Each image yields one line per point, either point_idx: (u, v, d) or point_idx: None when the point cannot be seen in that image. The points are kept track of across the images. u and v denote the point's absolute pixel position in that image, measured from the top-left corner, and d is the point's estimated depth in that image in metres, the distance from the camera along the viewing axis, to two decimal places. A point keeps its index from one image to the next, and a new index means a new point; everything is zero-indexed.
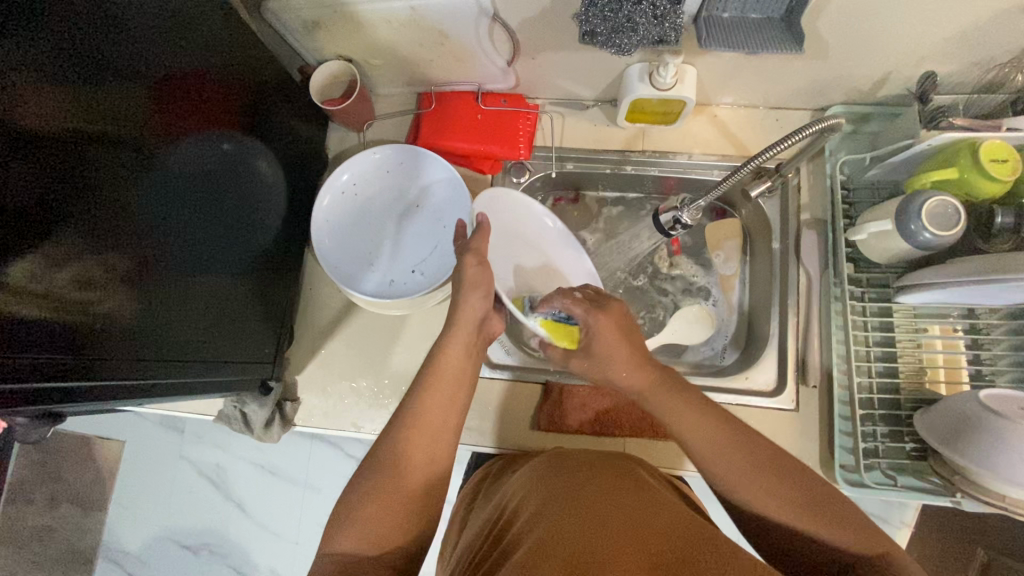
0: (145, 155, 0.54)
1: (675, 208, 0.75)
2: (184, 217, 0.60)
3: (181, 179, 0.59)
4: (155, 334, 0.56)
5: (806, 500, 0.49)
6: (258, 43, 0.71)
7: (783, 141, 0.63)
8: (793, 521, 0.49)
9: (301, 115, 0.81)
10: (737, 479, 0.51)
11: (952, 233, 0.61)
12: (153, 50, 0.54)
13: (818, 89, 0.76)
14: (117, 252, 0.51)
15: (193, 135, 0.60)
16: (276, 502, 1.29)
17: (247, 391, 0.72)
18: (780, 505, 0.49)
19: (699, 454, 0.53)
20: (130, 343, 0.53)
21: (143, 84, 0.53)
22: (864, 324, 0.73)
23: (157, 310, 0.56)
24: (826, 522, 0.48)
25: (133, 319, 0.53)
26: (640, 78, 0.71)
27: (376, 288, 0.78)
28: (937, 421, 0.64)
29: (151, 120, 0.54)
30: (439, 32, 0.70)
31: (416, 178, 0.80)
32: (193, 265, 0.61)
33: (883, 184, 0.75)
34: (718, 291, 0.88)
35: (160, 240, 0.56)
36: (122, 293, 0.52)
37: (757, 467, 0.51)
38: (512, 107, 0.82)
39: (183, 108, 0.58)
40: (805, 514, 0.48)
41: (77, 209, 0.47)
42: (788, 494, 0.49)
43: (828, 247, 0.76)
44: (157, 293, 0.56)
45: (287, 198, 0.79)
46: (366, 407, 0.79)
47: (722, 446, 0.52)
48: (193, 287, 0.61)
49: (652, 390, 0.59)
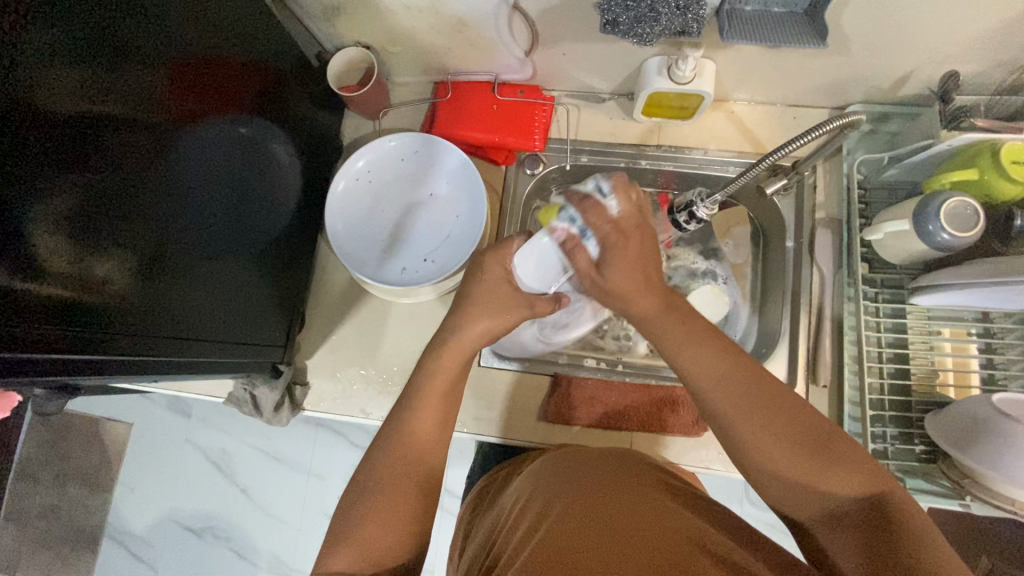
0: (162, 136, 0.54)
1: (692, 203, 0.74)
2: (200, 199, 0.60)
3: (197, 161, 0.59)
4: (170, 313, 0.57)
5: (800, 441, 0.46)
6: (277, 26, 0.71)
7: (801, 137, 0.63)
8: (811, 482, 0.45)
9: (317, 101, 0.81)
10: (747, 423, 0.48)
11: (970, 235, 0.61)
12: (169, 31, 0.54)
13: (838, 86, 0.75)
14: (131, 231, 0.51)
15: (211, 117, 0.61)
16: (280, 488, 1.30)
17: (259, 373, 0.73)
18: (796, 461, 0.46)
19: (702, 392, 0.51)
20: (145, 322, 0.54)
21: (159, 64, 0.53)
22: (876, 325, 0.72)
23: (172, 290, 0.57)
24: (831, 471, 0.45)
25: (146, 298, 0.54)
26: (658, 71, 0.71)
27: (388, 275, 0.78)
28: (949, 424, 0.64)
29: (167, 100, 0.54)
30: (458, 19, 0.69)
31: (431, 168, 0.79)
32: (208, 247, 0.62)
33: (900, 185, 0.74)
34: (731, 281, 0.88)
35: (176, 221, 0.57)
36: (136, 271, 0.52)
37: (775, 410, 0.47)
38: (527, 98, 0.82)
39: (200, 89, 0.59)
40: (808, 469, 0.45)
41: (95, 186, 0.47)
42: (822, 460, 0.45)
43: (843, 247, 0.75)
44: (172, 273, 0.57)
45: (302, 184, 0.79)
46: (375, 393, 0.79)
47: (744, 403, 0.48)
48: (207, 269, 0.62)
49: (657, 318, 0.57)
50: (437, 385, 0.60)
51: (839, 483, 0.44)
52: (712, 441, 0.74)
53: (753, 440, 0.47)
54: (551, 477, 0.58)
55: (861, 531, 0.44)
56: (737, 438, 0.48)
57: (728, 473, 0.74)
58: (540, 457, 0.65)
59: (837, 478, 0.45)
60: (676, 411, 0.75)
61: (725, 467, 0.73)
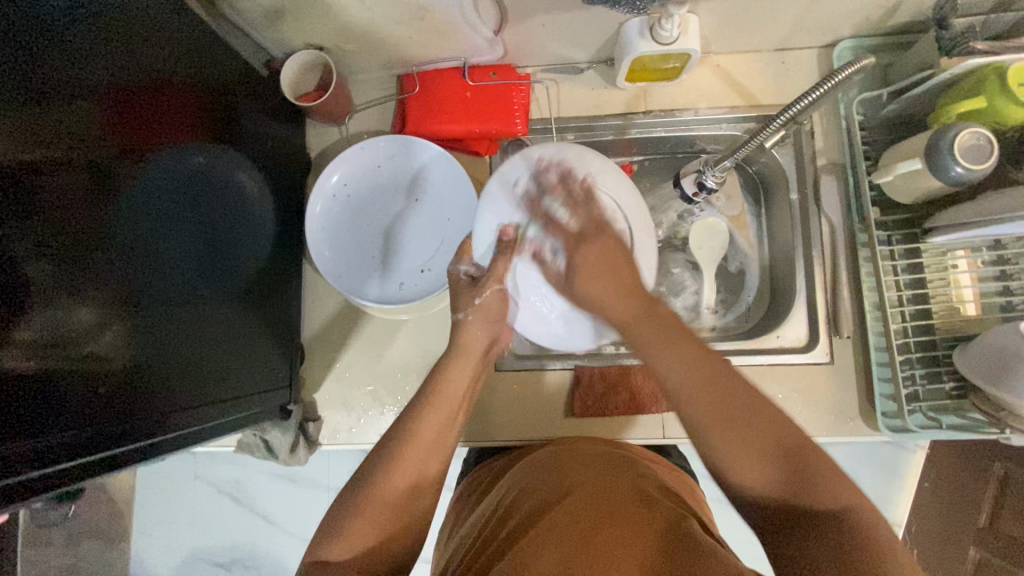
0: (114, 184, 0.48)
1: (699, 173, 0.72)
2: (171, 245, 0.55)
3: (159, 203, 0.54)
4: (161, 376, 0.52)
5: (705, 382, 0.46)
6: (212, 38, 0.63)
7: (812, 92, 0.59)
8: (710, 434, 0.45)
9: (274, 114, 0.74)
10: (664, 357, 0.48)
11: (985, 166, 0.59)
12: (102, 63, 0.47)
13: (829, 22, 0.71)
14: (99, 299, 0.46)
15: (163, 153, 0.55)
16: (303, 509, 1.28)
17: (268, 419, 0.68)
18: (688, 369, 0.46)
19: (635, 332, 0.51)
20: (135, 392, 0.49)
21: (96, 106, 0.47)
22: (893, 268, 0.71)
23: (160, 351, 0.52)
24: (748, 437, 0.44)
25: (134, 366, 0.49)
26: (640, 34, 0.67)
27: (386, 294, 0.72)
28: (982, 359, 0.63)
29: (111, 144, 0.48)
30: (420, 6, 0.63)
31: (412, 171, 0.73)
32: (189, 295, 0.57)
33: (899, 120, 0.72)
34: (733, 236, 0.84)
35: (150, 274, 0.52)
36: (112, 345, 0.47)
37: (682, 339, 0.48)
38: (502, 80, 0.76)
39: (145, 123, 0.52)
40: (727, 431, 0.44)
41: (47, 257, 0.42)
42: (724, 404, 0.45)
43: (850, 191, 0.73)
44: (155, 333, 0.52)
45: (273, 209, 0.72)
46: (393, 416, 0.75)
47: (664, 335, 0.49)
48: (191, 320, 0.57)
49: (630, 283, 0.54)
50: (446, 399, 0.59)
51: (740, 460, 0.44)
52: None
53: (670, 367, 0.47)
54: (540, 476, 0.56)
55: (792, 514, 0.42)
56: (653, 367, 0.49)
57: None
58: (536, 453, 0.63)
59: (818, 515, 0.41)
60: None
61: None
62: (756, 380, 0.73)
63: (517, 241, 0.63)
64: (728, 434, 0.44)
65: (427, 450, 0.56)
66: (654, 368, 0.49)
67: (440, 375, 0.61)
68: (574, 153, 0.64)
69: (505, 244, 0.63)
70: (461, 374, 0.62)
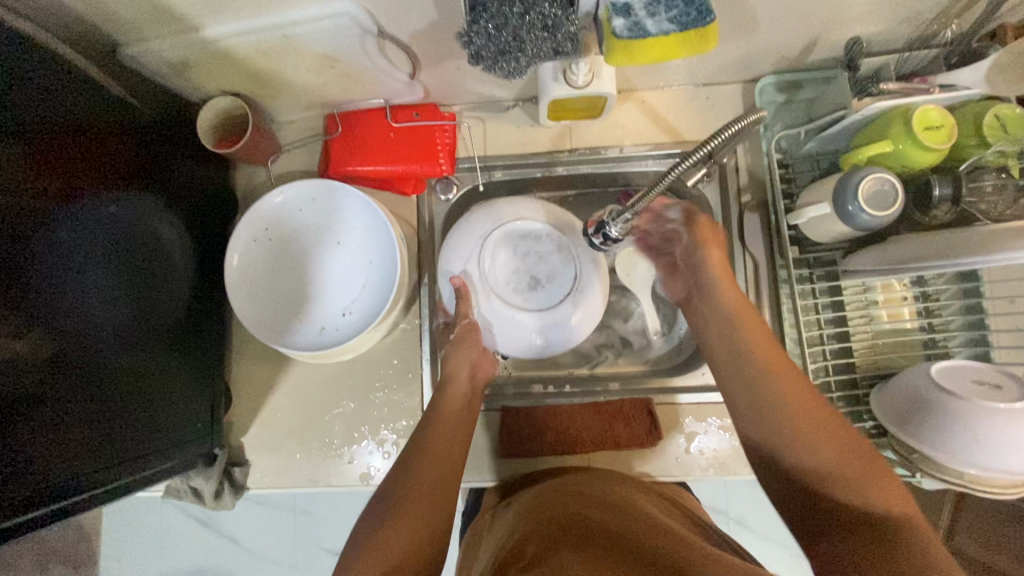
0: (21, 230, 0.49)
1: (604, 222, 0.61)
2: (83, 288, 0.55)
3: (71, 247, 0.55)
4: (68, 420, 0.52)
5: (847, 449, 0.50)
6: (123, 93, 0.63)
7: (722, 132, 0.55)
8: (845, 473, 0.49)
9: (196, 161, 0.74)
10: (820, 443, 0.51)
11: (890, 213, 0.59)
12: (9, 121, 0.49)
13: (747, 60, 0.71)
14: (4, 354, 0.47)
15: (77, 198, 0.56)
16: (269, 532, 1.27)
17: (185, 470, 0.68)
18: (812, 417, 0.53)
19: (768, 378, 0.56)
20: (37, 436, 0.49)
21: (5, 155, 0.48)
22: (815, 306, 0.71)
23: (67, 395, 0.52)
24: (845, 458, 0.50)
25: (34, 410, 0.49)
26: (554, 77, 0.65)
27: (308, 339, 0.72)
28: (893, 402, 0.63)
29: (20, 200, 0.50)
30: (326, 55, 0.63)
31: (334, 214, 0.73)
32: (101, 339, 0.57)
33: (822, 155, 0.71)
34: None
35: (58, 318, 0.52)
36: (16, 400, 0.47)
37: (817, 410, 0.53)
38: (424, 120, 0.75)
39: (55, 171, 0.53)
40: (844, 453, 0.50)
41: None
42: (860, 472, 0.49)
43: (771, 229, 0.73)
44: (63, 377, 0.52)
45: (196, 257, 0.72)
46: (320, 460, 0.75)
47: (795, 386, 0.54)
48: (105, 363, 0.57)
49: (745, 309, 0.62)
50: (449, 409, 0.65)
51: (835, 454, 0.50)
52: (668, 448, 0.73)
53: (793, 418, 0.53)
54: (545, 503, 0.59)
55: (861, 547, 0.45)
56: (751, 412, 0.56)
57: (689, 478, 0.73)
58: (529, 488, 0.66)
59: (867, 483, 0.48)
60: (629, 424, 0.73)
61: (684, 473, 0.72)
62: (679, 419, 0.73)
63: (471, 286, 0.67)
64: (846, 483, 0.49)
65: (439, 452, 0.60)
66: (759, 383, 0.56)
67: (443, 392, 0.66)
68: (513, 204, 0.68)
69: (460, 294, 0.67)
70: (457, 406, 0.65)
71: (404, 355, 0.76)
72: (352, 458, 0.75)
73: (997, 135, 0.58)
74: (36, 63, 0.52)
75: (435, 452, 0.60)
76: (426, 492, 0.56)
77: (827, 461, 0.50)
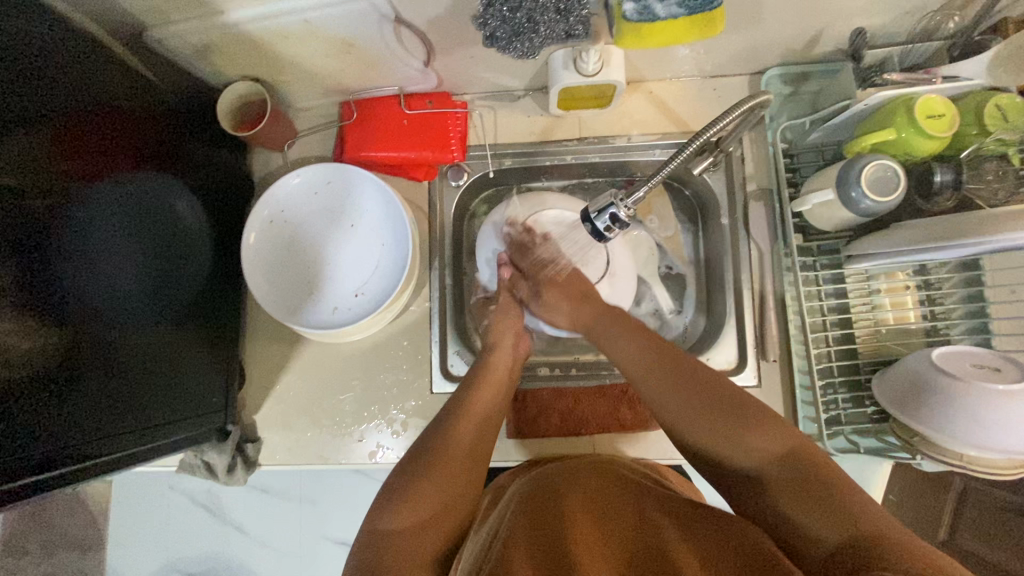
0: (42, 207, 0.51)
1: (609, 204, 0.57)
2: (101, 266, 0.57)
3: (91, 226, 0.56)
4: (82, 392, 0.54)
5: (718, 417, 0.54)
6: (147, 77, 0.65)
7: (725, 116, 0.60)
8: (744, 438, 0.52)
9: (215, 145, 0.76)
10: (705, 424, 0.54)
11: (892, 198, 0.60)
12: (36, 96, 0.51)
13: (754, 53, 0.72)
14: None
15: (96, 180, 0.58)
16: (268, 525, 1.17)
17: (200, 443, 0.70)
18: (704, 412, 0.55)
19: (660, 404, 0.58)
20: (51, 406, 0.51)
21: (22, 137, 0.51)
22: (818, 293, 0.73)
23: (84, 368, 0.54)
24: (761, 431, 0.52)
25: (53, 381, 0.51)
26: (564, 66, 0.67)
27: (321, 318, 0.74)
28: (894, 385, 0.64)
29: None
30: (344, 41, 0.65)
31: (348, 198, 0.75)
32: (118, 316, 0.59)
33: (827, 145, 0.73)
34: (669, 259, 0.85)
35: None
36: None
37: (705, 390, 0.56)
38: (437, 108, 0.77)
39: (76, 151, 0.55)
40: (742, 430, 0.52)
41: None
42: (744, 424, 0.53)
43: (776, 218, 0.74)
44: (81, 351, 0.54)
45: (215, 237, 0.74)
46: (330, 438, 0.77)
47: (679, 386, 0.57)
48: (123, 339, 0.59)
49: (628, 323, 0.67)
50: (483, 400, 0.66)
51: (748, 437, 0.52)
52: None
53: (699, 423, 0.55)
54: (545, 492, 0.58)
55: (811, 504, 0.46)
56: (666, 420, 0.58)
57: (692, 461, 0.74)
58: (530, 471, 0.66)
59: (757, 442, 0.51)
60: (634, 407, 0.75)
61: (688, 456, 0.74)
62: None
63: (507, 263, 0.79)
64: (755, 432, 0.52)
65: (466, 438, 0.62)
66: (655, 399, 0.59)
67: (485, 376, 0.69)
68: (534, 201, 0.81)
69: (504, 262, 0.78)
70: (492, 400, 0.67)
71: (414, 336, 0.78)
72: (361, 436, 0.76)
73: (997, 124, 0.60)
74: (68, 44, 0.55)
75: (464, 437, 0.62)
76: (455, 471, 0.59)
77: (759, 448, 0.51)
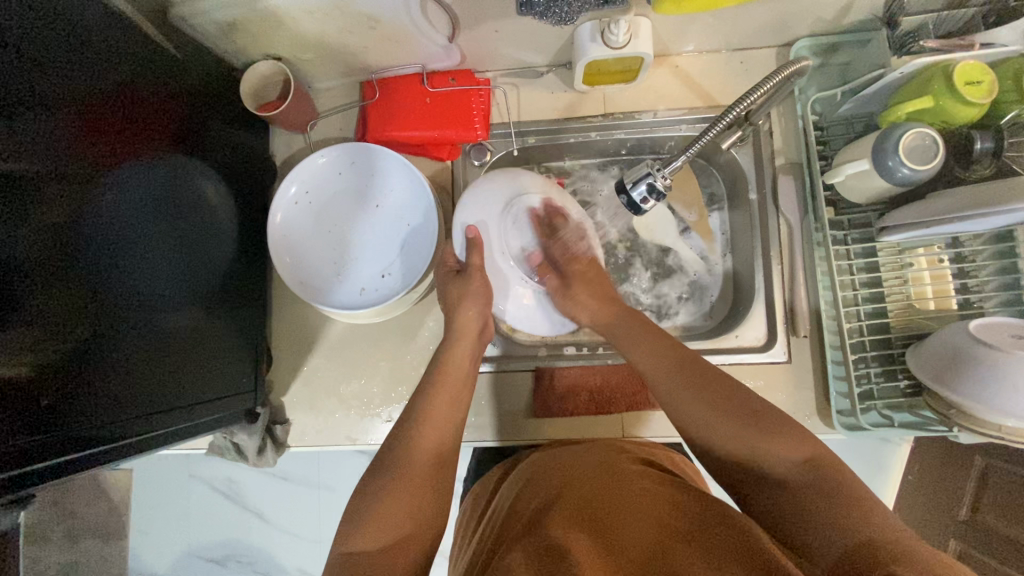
0: (83, 192, 0.51)
1: (646, 174, 0.57)
2: (139, 250, 0.57)
3: (128, 211, 0.56)
4: (128, 376, 0.54)
5: (693, 377, 0.57)
6: (168, 54, 0.64)
7: (760, 86, 0.58)
8: (700, 407, 0.55)
9: (236, 126, 0.75)
10: (670, 385, 0.58)
11: (931, 167, 0.59)
12: (65, 71, 0.50)
13: (783, 23, 0.71)
14: (67, 305, 0.49)
15: (132, 163, 0.57)
16: (290, 510, 1.17)
17: (233, 423, 0.70)
18: (668, 369, 0.59)
19: (640, 363, 0.62)
20: (99, 392, 0.51)
21: (64, 119, 0.50)
22: (849, 267, 0.72)
23: (127, 353, 0.54)
24: (713, 397, 0.55)
25: (99, 365, 0.51)
26: (592, 38, 0.66)
27: (346, 299, 0.74)
28: (930, 358, 0.63)
29: (80, 157, 0.51)
30: (369, 17, 0.64)
31: (372, 177, 0.75)
32: (157, 300, 0.59)
33: (857, 117, 0.72)
34: (694, 236, 0.84)
35: (117, 280, 0.54)
36: (63, 346, 0.48)
37: (673, 353, 0.60)
38: (460, 85, 0.76)
39: (112, 134, 0.55)
40: (700, 393, 0.55)
41: (22, 260, 0.45)
42: (711, 394, 0.55)
43: (806, 192, 0.74)
44: (123, 336, 0.54)
45: (239, 219, 0.74)
46: (358, 418, 0.77)
47: (657, 348, 0.61)
48: (159, 324, 0.59)
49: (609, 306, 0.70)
50: (443, 393, 0.63)
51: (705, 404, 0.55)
52: None
53: (666, 384, 0.58)
54: (544, 483, 0.58)
55: (804, 498, 0.47)
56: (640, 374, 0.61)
57: None
58: (521, 467, 0.66)
59: (767, 447, 0.50)
60: None
61: None
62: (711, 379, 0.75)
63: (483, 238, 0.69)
64: (720, 403, 0.54)
65: (434, 426, 0.61)
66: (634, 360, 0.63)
67: (444, 355, 0.67)
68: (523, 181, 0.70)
69: (472, 242, 0.68)
70: (457, 397, 0.64)
71: (440, 316, 0.78)
72: (390, 417, 0.76)
73: None
74: (91, 19, 0.53)
75: (434, 425, 0.61)
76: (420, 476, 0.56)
77: (717, 420, 0.53)
